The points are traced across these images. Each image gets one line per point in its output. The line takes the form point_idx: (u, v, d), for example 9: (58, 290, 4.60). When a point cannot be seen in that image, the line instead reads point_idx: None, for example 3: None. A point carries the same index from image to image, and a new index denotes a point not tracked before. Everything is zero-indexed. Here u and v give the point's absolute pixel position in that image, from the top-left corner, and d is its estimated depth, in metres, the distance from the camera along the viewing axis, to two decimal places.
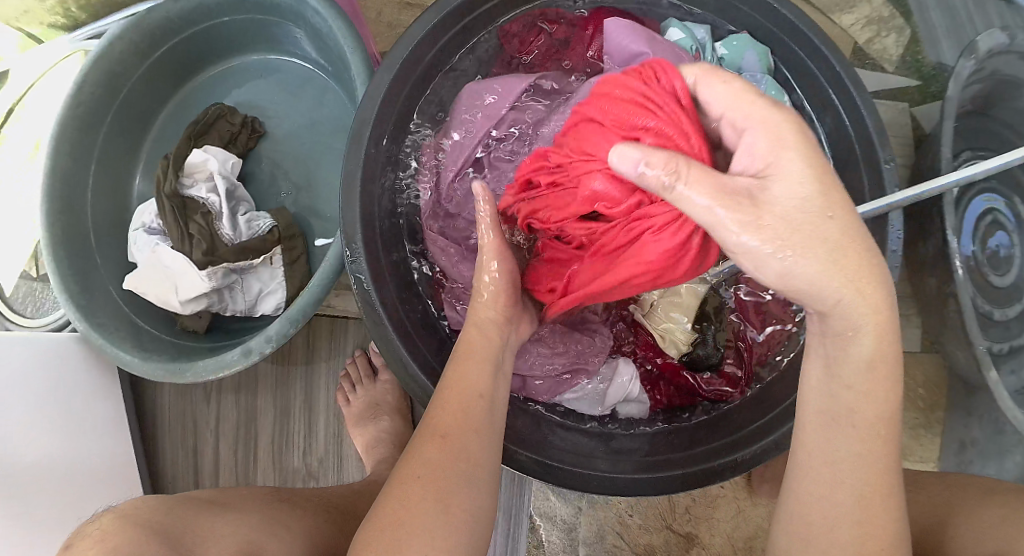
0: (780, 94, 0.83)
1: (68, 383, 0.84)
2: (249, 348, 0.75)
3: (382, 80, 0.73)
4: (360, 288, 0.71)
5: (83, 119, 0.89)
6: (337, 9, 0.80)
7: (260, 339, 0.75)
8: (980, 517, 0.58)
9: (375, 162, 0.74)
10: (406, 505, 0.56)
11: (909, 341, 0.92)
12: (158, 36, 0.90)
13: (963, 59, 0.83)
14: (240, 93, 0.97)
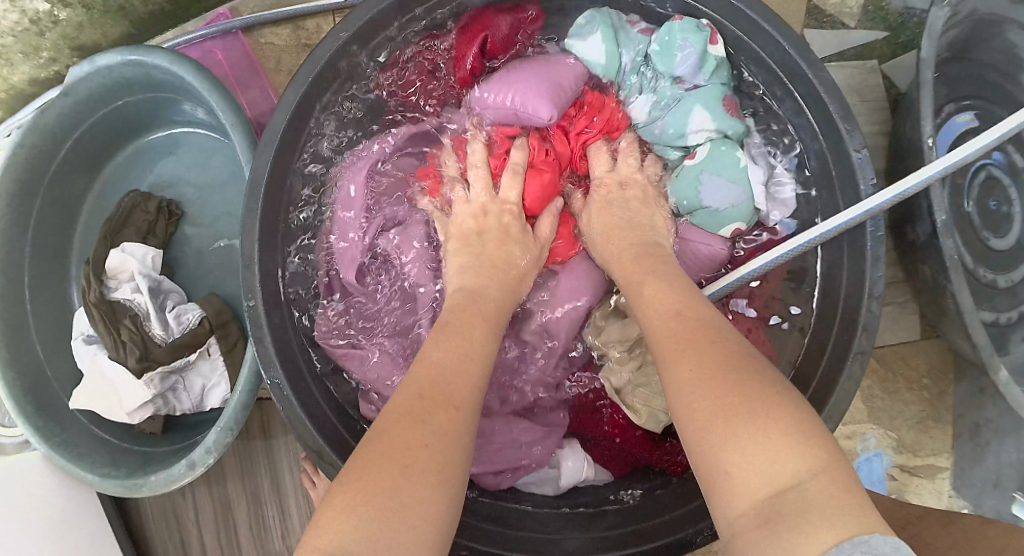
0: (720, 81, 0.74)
1: (41, 502, 0.83)
2: (193, 461, 0.73)
3: (267, 158, 0.66)
4: (275, 389, 0.65)
5: (4, 233, 0.85)
6: (214, 83, 0.74)
7: (200, 451, 0.73)
8: None
9: (277, 247, 0.69)
10: (387, 473, 0.44)
11: (906, 329, 0.84)
12: (59, 133, 0.85)
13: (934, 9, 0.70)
14: (156, 172, 0.94)
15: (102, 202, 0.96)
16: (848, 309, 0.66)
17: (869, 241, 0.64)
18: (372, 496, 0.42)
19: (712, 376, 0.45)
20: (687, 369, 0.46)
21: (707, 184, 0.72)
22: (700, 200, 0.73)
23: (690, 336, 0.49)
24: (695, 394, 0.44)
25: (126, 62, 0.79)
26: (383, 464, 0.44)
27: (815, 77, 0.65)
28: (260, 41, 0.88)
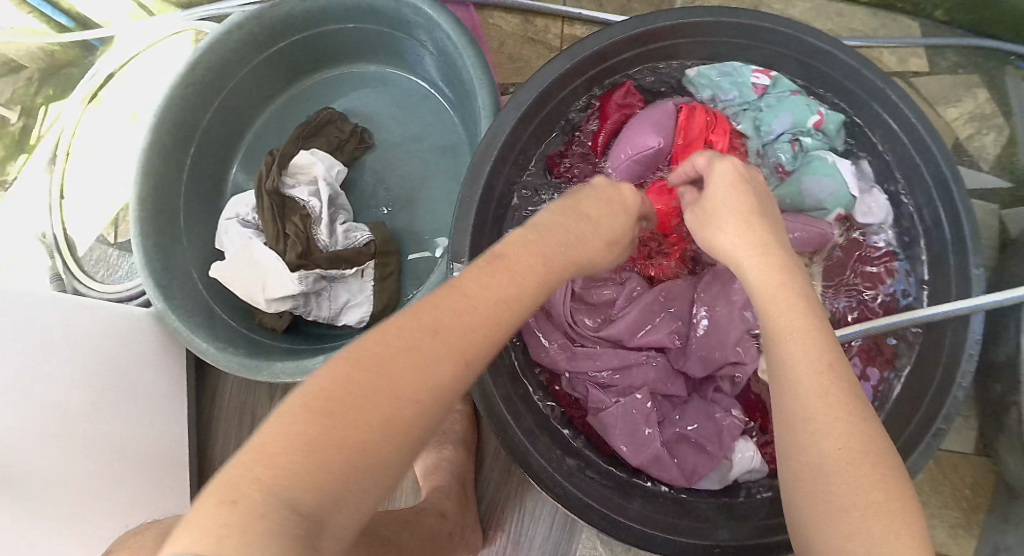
0: (784, 104, 0.82)
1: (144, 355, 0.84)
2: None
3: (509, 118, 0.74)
4: None
5: (189, 99, 0.89)
6: (468, 37, 0.79)
7: None
8: None
9: (484, 198, 0.75)
10: (332, 436, 0.41)
11: (965, 441, 0.93)
12: (277, 31, 0.90)
13: None
14: (350, 100, 0.98)
15: (286, 108, 1.01)
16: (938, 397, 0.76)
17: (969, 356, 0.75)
18: (314, 451, 0.40)
19: (839, 408, 0.48)
20: (833, 418, 0.48)
21: (824, 180, 0.81)
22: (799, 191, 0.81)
23: (819, 364, 0.50)
24: (839, 439, 0.47)
25: None
26: (336, 396, 0.43)
27: (959, 200, 0.73)
28: (487, 19, 0.96)
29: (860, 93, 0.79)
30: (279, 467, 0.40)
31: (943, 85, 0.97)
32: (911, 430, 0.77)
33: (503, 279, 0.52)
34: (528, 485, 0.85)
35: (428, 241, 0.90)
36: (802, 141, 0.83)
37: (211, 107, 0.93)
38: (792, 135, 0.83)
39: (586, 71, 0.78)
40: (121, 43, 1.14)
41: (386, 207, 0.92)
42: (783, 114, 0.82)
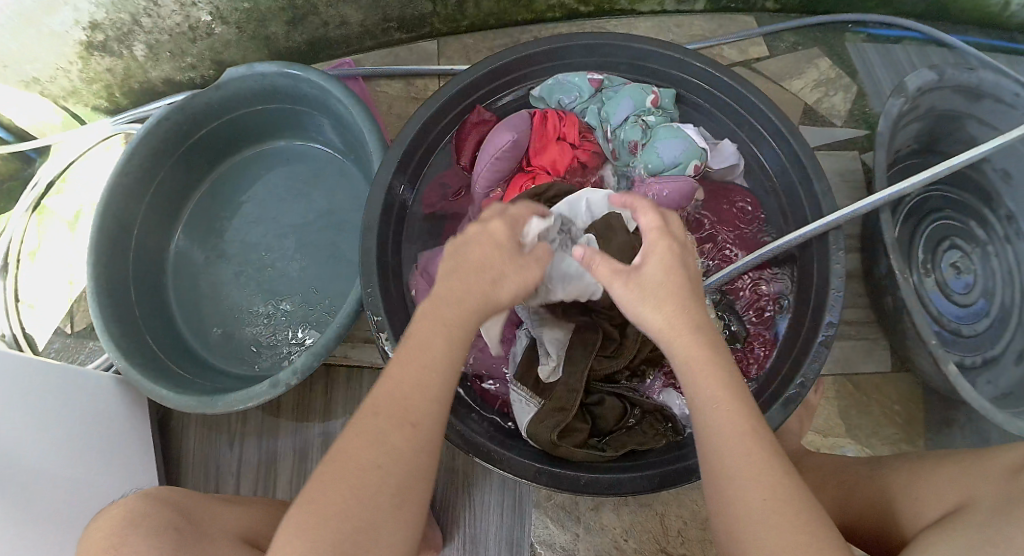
0: (617, 100, 0.95)
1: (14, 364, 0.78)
2: (276, 380, 0.78)
3: (394, 154, 0.85)
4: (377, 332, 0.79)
5: (128, 186, 0.95)
6: (359, 100, 0.91)
7: (287, 371, 0.79)
8: (944, 483, 0.58)
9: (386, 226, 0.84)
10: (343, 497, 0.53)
11: (880, 362, 0.94)
12: (197, 119, 0.98)
13: (892, 98, 0.89)
14: (269, 177, 1.07)
15: (211, 193, 1.07)
16: (816, 314, 0.80)
17: (834, 297, 0.78)
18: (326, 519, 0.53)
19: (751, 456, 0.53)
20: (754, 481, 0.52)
21: (663, 149, 0.93)
22: (661, 162, 0.93)
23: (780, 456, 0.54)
24: (750, 504, 0.52)
25: (281, 74, 0.94)
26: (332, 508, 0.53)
27: (796, 143, 0.87)
28: (376, 88, 1.14)
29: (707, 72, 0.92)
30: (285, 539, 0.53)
31: (786, 63, 1.10)
32: (800, 336, 0.81)
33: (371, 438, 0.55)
34: (474, 479, 0.91)
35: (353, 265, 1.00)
36: (647, 119, 0.96)
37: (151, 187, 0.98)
38: (635, 118, 0.96)
39: (463, 101, 0.91)
40: (66, 151, 1.16)
41: (308, 273, 1.01)
42: (620, 104, 0.95)
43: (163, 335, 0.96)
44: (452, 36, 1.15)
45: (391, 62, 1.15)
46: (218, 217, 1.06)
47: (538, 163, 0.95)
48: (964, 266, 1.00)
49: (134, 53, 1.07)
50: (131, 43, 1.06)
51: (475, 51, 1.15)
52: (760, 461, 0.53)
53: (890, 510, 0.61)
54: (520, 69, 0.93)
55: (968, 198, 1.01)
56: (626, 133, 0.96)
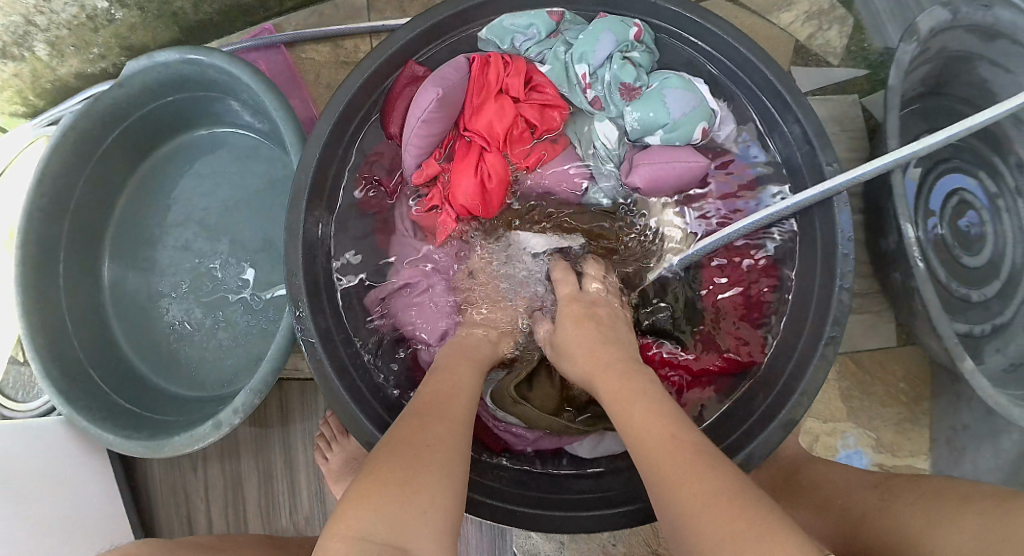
0: (595, 36, 0.82)
1: None
2: (218, 421, 0.72)
3: (314, 150, 0.74)
4: (315, 364, 0.73)
5: (46, 210, 0.86)
6: (273, 86, 0.80)
7: (227, 411, 0.72)
8: (955, 532, 0.51)
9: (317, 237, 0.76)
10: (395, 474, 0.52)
11: (884, 337, 0.86)
12: (108, 122, 0.88)
13: (903, 44, 0.76)
14: (193, 173, 0.98)
15: (137, 198, 0.97)
16: (821, 302, 0.72)
17: (838, 297, 0.70)
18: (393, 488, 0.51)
19: (692, 455, 0.52)
20: (704, 492, 0.49)
21: (670, 95, 0.81)
22: (667, 114, 0.81)
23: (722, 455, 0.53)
24: (698, 493, 0.49)
25: (183, 61, 0.83)
26: (388, 496, 0.50)
27: (788, 99, 0.76)
28: (300, 54, 1.02)
29: (687, 18, 0.78)
30: (348, 515, 0.49)
31: None
32: (807, 323, 0.74)
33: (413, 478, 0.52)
34: None
35: None
36: (632, 56, 0.83)
37: (71, 204, 0.89)
38: (623, 56, 0.83)
39: (395, 73, 0.79)
40: None
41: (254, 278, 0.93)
42: (600, 40, 0.82)
43: (107, 368, 0.90)
44: None
45: (318, 24, 1.02)
46: (150, 225, 0.97)
47: (473, 127, 0.83)
48: (973, 226, 0.90)
49: (37, 54, 0.95)
50: (31, 45, 0.93)
51: (412, 3, 1.02)
52: (708, 468, 0.51)
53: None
54: (455, 27, 0.81)
55: (978, 143, 0.90)
56: (613, 75, 0.83)
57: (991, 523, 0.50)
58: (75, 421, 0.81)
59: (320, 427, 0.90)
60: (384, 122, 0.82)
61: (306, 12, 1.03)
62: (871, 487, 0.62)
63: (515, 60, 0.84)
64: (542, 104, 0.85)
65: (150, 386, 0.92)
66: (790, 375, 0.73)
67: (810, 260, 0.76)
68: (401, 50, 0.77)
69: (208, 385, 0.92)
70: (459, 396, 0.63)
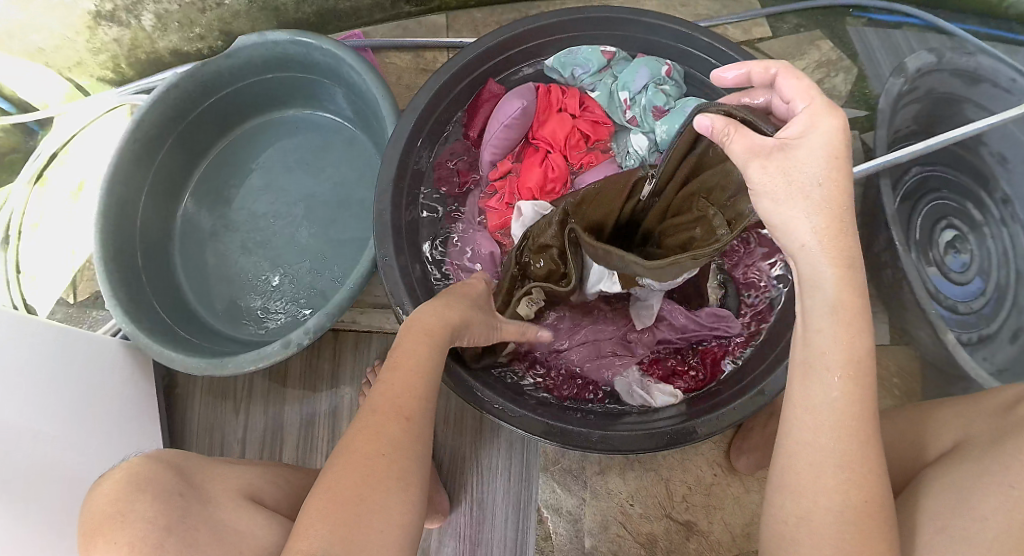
0: (634, 67, 0.97)
1: (32, 345, 0.80)
2: (289, 339, 0.80)
3: (408, 119, 0.86)
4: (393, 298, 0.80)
5: (139, 153, 0.95)
6: (374, 70, 0.92)
7: (299, 331, 0.80)
8: (935, 424, 0.65)
9: (401, 189, 0.85)
10: (355, 481, 0.59)
11: (879, 335, 0.97)
12: (209, 87, 0.98)
13: (892, 78, 0.94)
14: (274, 145, 1.08)
15: (215, 161, 1.07)
16: None
17: None
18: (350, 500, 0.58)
19: (855, 431, 0.51)
20: (842, 480, 0.51)
21: (692, 114, 0.94)
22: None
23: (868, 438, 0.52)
24: (838, 477, 0.51)
25: (291, 41, 0.95)
26: (341, 508, 0.57)
27: None
28: (383, 59, 1.15)
29: (720, 48, 0.93)
30: (308, 525, 0.57)
31: (788, 42, 1.13)
32: None
33: (373, 479, 0.59)
34: (481, 441, 0.91)
35: (357, 229, 1.01)
36: (665, 87, 0.97)
37: (160, 153, 0.98)
38: (655, 84, 0.96)
39: (475, 69, 0.92)
40: (67, 122, 1.14)
41: (317, 238, 1.02)
42: (636, 71, 0.96)
43: (170, 305, 0.96)
44: (461, 12, 1.17)
45: (401, 36, 1.16)
46: (223, 185, 1.06)
47: (540, 137, 0.98)
48: (961, 246, 1.03)
49: (143, 24, 1.08)
50: (140, 14, 1.06)
51: (483, 26, 1.17)
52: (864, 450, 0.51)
53: (890, 457, 0.68)
54: (529, 41, 0.95)
55: (970, 179, 1.04)
56: (643, 100, 0.96)
57: (956, 415, 0.64)
58: (142, 340, 0.86)
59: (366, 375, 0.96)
60: (465, 128, 0.96)
61: (389, 24, 1.17)
62: None
63: (569, 89, 1.00)
64: (592, 121, 1.00)
65: (208, 327, 0.98)
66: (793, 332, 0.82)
67: (808, 245, 0.87)
68: (486, 52, 0.91)
69: (263, 330, 0.99)
70: (417, 387, 0.65)
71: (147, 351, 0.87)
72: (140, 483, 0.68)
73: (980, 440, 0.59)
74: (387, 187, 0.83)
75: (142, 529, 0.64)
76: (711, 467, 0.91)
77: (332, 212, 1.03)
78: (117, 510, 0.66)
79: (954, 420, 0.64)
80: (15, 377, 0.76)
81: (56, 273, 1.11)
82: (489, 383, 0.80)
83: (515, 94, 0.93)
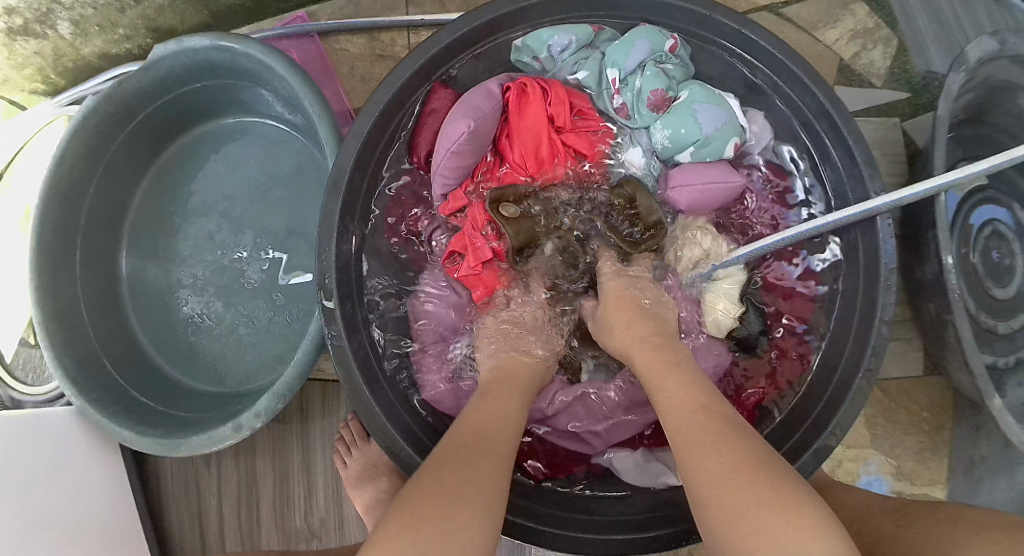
0: (627, 44, 0.81)
1: None
2: (238, 423, 0.71)
3: (350, 150, 0.73)
4: (344, 373, 0.71)
5: (65, 193, 0.84)
6: (313, 88, 0.78)
7: (249, 414, 0.71)
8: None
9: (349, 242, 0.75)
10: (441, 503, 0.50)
11: (911, 366, 0.86)
12: (132, 106, 0.86)
13: (954, 73, 0.75)
14: (218, 162, 0.96)
15: (157, 186, 0.96)
16: (859, 335, 0.72)
17: (877, 322, 0.70)
18: (425, 519, 0.49)
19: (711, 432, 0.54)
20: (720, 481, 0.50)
21: (701, 109, 0.80)
22: (699, 129, 0.80)
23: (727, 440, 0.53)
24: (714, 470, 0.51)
25: (214, 47, 0.81)
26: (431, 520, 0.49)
27: (844, 128, 0.75)
28: (335, 47, 1.00)
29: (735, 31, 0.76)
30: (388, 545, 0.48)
31: (817, 7, 0.94)
32: (841, 359, 0.74)
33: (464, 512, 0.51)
34: None
35: None
36: (665, 67, 0.82)
37: (91, 189, 0.87)
38: (653, 66, 0.81)
39: (429, 74, 0.77)
40: (9, 143, 1.03)
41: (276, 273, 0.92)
42: (631, 49, 0.81)
43: (120, 358, 0.88)
44: None
45: (353, 15, 1.00)
46: (169, 214, 0.95)
47: (512, 147, 0.84)
48: (1004, 253, 0.89)
49: (61, 32, 0.94)
50: (54, 23, 0.92)
51: (450, 1, 1.00)
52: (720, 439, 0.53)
53: None
54: (496, 28, 0.78)
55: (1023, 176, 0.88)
56: (640, 86, 0.82)
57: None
58: (88, 414, 0.78)
59: (339, 432, 0.89)
60: (411, 143, 0.82)
61: (339, 2, 1.01)
62: (892, 515, 0.66)
63: (551, 85, 0.83)
64: (586, 131, 0.86)
65: (168, 379, 0.91)
66: (825, 401, 0.73)
67: (850, 281, 0.76)
68: (440, 51, 0.75)
69: (222, 377, 0.91)
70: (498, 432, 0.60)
71: (93, 423, 0.79)
72: None
73: None
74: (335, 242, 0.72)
75: None
76: None
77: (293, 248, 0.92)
78: None
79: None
80: None
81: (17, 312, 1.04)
82: None
83: (476, 105, 0.79)
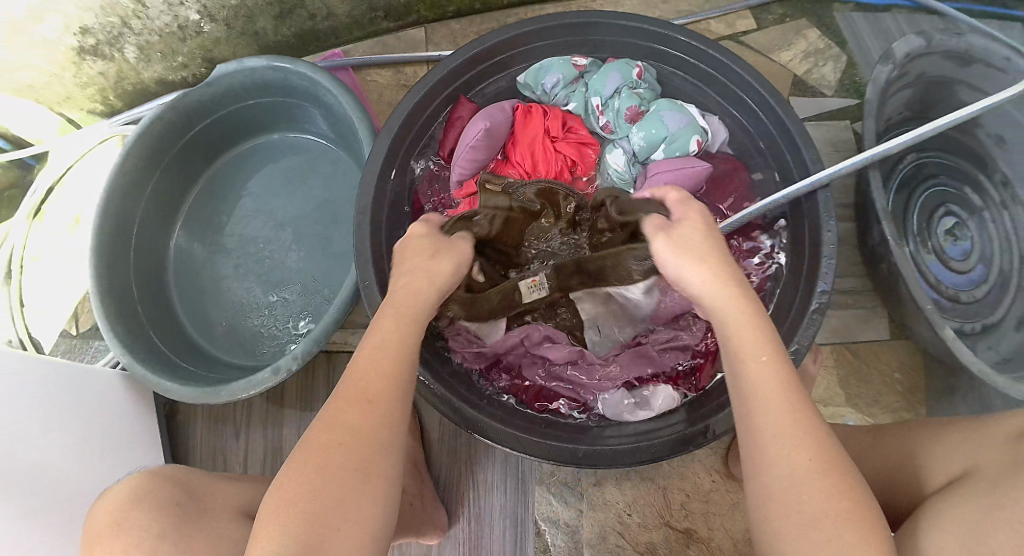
0: (602, 76, 0.96)
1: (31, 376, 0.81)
2: (277, 365, 0.80)
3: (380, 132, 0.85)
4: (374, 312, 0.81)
5: (128, 183, 0.96)
6: (352, 93, 0.92)
7: (287, 358, 0.80)
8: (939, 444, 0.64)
9: (382, 213, 0.86)
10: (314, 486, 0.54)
11: (878, 331, 0.95)
12: (193, 114, 0.99)
13: (880, 64, 0.90)
14: (259, 170, 1.09)
15: (203, 189, 1.08)
16: (810, 276, 0.82)
17: (825, 264, 0.80)
18: (307, 492, 0.53)
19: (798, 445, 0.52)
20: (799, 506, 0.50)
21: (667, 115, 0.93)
22: (665, 128, 0.93)
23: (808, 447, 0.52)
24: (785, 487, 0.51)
25: (269, 67, 0.96)
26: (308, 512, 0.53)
27: (783, 114, 0.87)
28: (365, 77, 1.15)
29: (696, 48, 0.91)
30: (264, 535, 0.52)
31: (774, 33, 1.10)
32: (796, 303, 0.83)
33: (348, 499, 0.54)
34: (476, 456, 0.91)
35: (346, 249, 1.02)
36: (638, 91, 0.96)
37: (149, 182, 0.99)
38: (626, 87, 0.95)
39: (451, 84, 0.91)
40: (66, 154, 1.16)
41: (306, 259, 1.02)
42: (606, 77, 0.96)
43: (164, 331, 0.97)
44: (441, 22, 1.17)
45: (381, 52, 1.16)
46: (212, 210, 1.07)
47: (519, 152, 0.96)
48: (960, 233, 1.00)
49: (126, 55, 1.09)
50: (122, 46, 1.07)
51: (461, 35, 1.16)
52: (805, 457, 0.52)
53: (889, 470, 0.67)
54: (509, 49, 0.93)
55: (965, 165, 1.01)
56: (616, 104, 0.95)
57: (963, 434, 0.62)
58: (138, 371, 0.87)
59: None
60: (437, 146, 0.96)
61: (370, 41, 1.17)
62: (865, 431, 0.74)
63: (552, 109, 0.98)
64: (579, 142, 0.98)
65: (205, 355, 0.99)
66: (784, 337, 0.81)
67: (797, 244, 0.86)
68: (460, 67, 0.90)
69: (255, 352, 1.00)
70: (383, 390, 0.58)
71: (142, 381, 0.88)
72: (144, 491, 0.69)
73: (987, 462, 0.58)
74: (365, 209, 0.84)
75: (143, 534, 0.65)
76: (710, 475, 0.90)
77: (322, 237, 1.03)
78: (120, 517, 0.67)
79: (958, 433, 0.63)
80: (18, 408, 0.77)
81: (59, 305, 1.13)
82: (482, 405, 0.79)
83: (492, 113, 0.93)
